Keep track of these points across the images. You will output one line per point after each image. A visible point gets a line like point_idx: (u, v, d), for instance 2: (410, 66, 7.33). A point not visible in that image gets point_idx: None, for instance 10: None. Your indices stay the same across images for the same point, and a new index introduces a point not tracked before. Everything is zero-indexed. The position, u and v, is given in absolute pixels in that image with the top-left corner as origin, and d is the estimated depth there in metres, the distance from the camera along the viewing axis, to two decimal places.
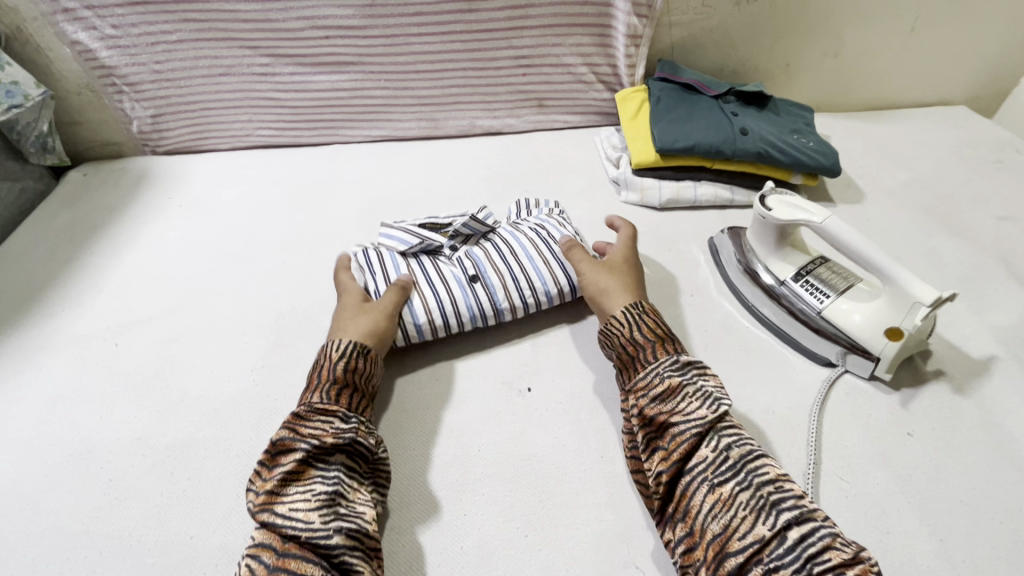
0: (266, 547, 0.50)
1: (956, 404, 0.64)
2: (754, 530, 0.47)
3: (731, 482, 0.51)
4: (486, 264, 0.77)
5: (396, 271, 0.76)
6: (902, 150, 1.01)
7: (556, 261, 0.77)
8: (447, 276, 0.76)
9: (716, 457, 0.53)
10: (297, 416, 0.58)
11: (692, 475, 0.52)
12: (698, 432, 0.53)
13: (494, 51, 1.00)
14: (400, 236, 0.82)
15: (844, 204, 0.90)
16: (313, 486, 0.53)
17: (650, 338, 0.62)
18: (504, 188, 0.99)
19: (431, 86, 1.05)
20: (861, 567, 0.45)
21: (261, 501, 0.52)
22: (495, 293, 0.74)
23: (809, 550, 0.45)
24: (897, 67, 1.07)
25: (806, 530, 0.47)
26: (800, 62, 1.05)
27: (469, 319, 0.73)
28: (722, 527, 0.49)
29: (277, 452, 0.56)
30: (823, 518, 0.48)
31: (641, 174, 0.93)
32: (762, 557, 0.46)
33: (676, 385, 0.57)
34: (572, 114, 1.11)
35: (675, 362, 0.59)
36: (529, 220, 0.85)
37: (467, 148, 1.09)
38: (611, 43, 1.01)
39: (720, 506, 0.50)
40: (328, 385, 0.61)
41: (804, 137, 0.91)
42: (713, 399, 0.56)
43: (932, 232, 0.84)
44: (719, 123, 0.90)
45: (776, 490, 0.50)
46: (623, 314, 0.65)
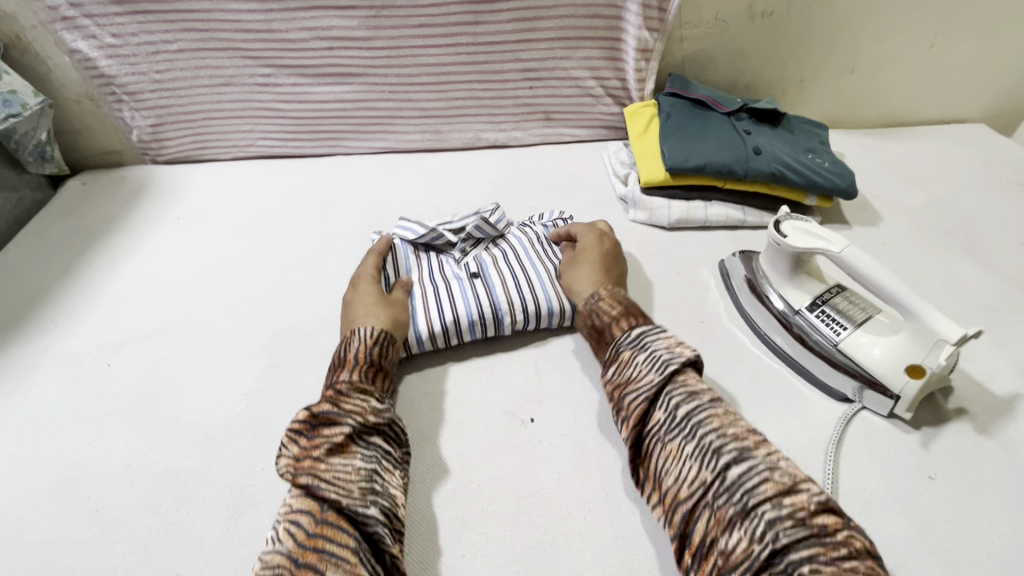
0: (303, 512, 0.50)
1: (979, 445, 0.61)
2: (698, 477, 0.49)
3: (677, 438, 0.52)
4: (490, 267, 0.78)
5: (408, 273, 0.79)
6: (920, 170, 0.98)
7: (560, 272, 0.77)
8: (450, 278, 0.78)
9: (667, 416, 0.54)
10: (338, 390, 0.59)
11: (649, 437, 0.54)
12: (645, 397, 0.55)
13: (501, 63, 0.98)
14: (414, 228, 0.83)
15: (860, 227, 0.87)
16: (353, 461, 0.54)
17: (611, 317, 0.65)
18: (509, 204, 0.96)
19: (435, 99, 1.03)
20: (799, 497, 0.45)
21: (304, 465, 0.53)
22: (494, 290, 0.74)
23: (747, 486, 0.46)
24: (914, 84, 1.04)
25: (745, 469, 0.47)
26: (815, 77, 1.02)
27: (468, 322, 0.72)
28: (674, 479, 0.50)
29: (320, 422, 0.55)
30: (766, 455, 0.48)
31: (649, 193, 0.91)
32: (708, 501, 0.47)
33: (627, 357, 0.59)
34: (579, 127, 1.08)
35: (629, 336, 0.62)
36: (538, 224, 0.87)
37: (472, 162, 1.07)
38: (620, 57, 0.98)
39: (671, 461, 0.51)
40: (367, 366, 0.62)
41: (820, 158, 0.88)
42: (661, 361, 0.57)
43: (952, 259, 0.81)
44: (732, 141, 0.87)
45: (719, 436, 0.50)
46: (585, 305, 0.69)
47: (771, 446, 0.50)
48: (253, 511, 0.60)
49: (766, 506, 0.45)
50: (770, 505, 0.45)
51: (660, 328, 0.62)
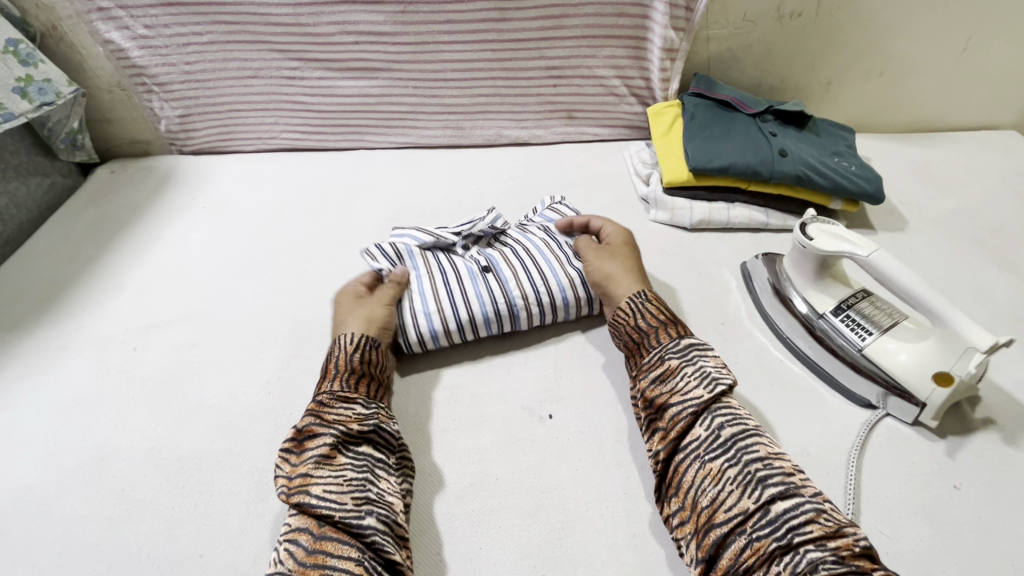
0: (302, 530, 0.50)
1: (1007, 456, 0.59)
2: (739, 503, 0.48)
3: (721, 459, 0.51)
4: (499, 260, 0.78)
5: (410, 266, 0.77)
6: (949, 177, 0.96)
7: (572, 266, 0.77)
8: (459, 271, 0.77)
9: (709, 436, 0.53)
10: (320, 403, 0.59)
11: (686, 453, 0.53)
12: (691, 409, 0.55)
13: (525, 60, 0.98)
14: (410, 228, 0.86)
15: (886, 232, 0.86)
16: (343, 471, 0.54)
17: (658, 322, 0.64)
18: (529, 201, 0.96)
19: (459, 95, 1.03)
20: (844, 539, 0.45)
21: (296, 484, 0.53)
22: (508, 284, 0.75)
23: (791, 521, 0.46)
24: (943, 89, 1.03)
25: (790, 504, 0.47)
26: (843, 80, 1.01)
27: (483, 318, 0.72)
28: (710, 500, 0.50)
29: (304, 437, 0.57)
30: (811, 494, 0.48)
31: (671, 193, 0.90)
32: (746, 528, 0.47)
33: (674, 367, 0.58)
34: (601, 126, 1.08)
35: (677, 345, 0.61)
36: (534, 218, 0.88)
37: (493, 158, 1.07)
38: (645, 56, 0.98)
39: (710, 481, 0.50)
40: (347, 374, 0.62)
41: (846, 161, 0.87)
42: (711, 378, 0.57)
43: (981, 266, 0.79)
44: (757, 143, 0.86)
45: (765, 467, 0.50)
46: (627, 304, 0.67)
47: (813, 484, 0.50)
48: (274, 496, 0.61)
49: (810, 545, 0.44)
50: (814, 544, 0.44)
51: (707, 347, 0.62)
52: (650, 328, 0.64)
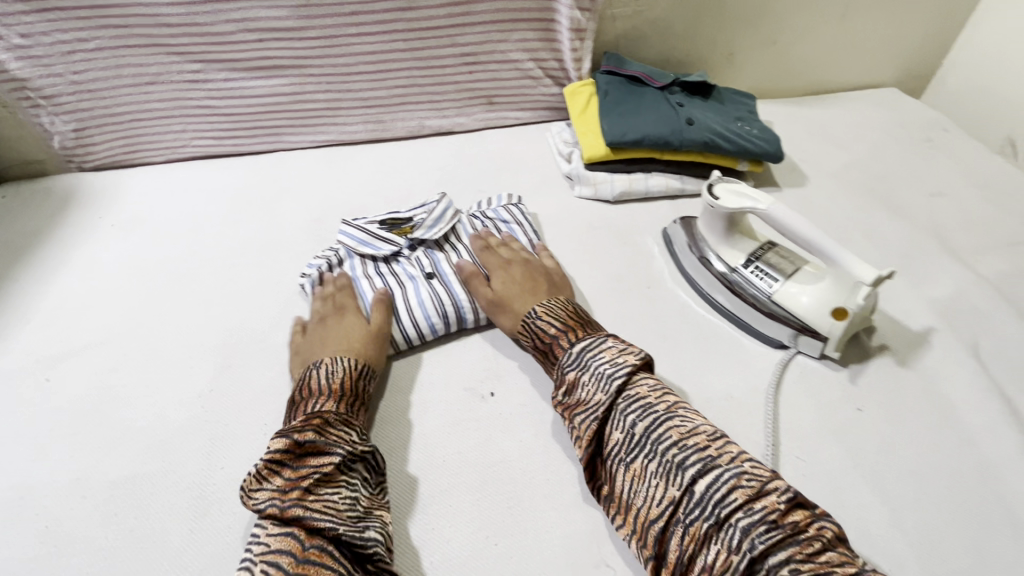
0: (284, 553, 0.48)
1: (899, 376, 0.66)
2: (667, 494, 0.50)
3: (640, 457, 0.53)
4: (444, 265, 0.79)
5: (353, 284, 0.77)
6: (841, 132, 1.04)
7: None
8: (403, 279, 0.77)
9: (625, 436, 0.55)
10: (325, 419, 0.57)
11: (610, 458, 0.56)
12: (596, 418, 0.57)
13: (438, 49, 0.98)
14: (356, 232, 0.82)
15: (789, 188, 0.92)
16: (342, 490, 0.54)
17: (553, 335, 0.65)
18: (457, 187, 0.97)
19: (375, 87, 1.02)
20: (768, 499, 0.48)
21: (291, 499, 0.51)
22: (452, 287, 0.75)
23: (716, 496, 0.48)
24: (830, 53, 1.11)
25: (711, 479, 0.50)
26: (743, 50, 1.07)
27: (428, 324, 0.72)
28: (643, 499, 0.52)
29: (307, 452, 0.55)
30: (729, 461, 0.51)
31: (592, 168, 0.93)
32: (679, 517, 0.49)
33: (573, 379, 0.60)
34: (522, 110, 1.10)
35: (570, 356, 0.62)
36: (487, 213, 0.87)
37: (418, 150, 1.06)
38: (555, 37, 1.00)
39: (637, 480, 0.53)
40: (347, 397, 0.61)
41: (748, 125, 0.93)
42: (607, 378, 0.58)
43: (870, 212, 0.87)
44: (665, 114, 0.90)
45: (682, 450, 0.52)
46: (523, 326, 0.68)
47: (730, 448, 0.52)
48: (215, 510, 0.59)
49: (738, 515, 0.47)
50: (742, 512, 0.47)
51: (603, 342, 0.63)
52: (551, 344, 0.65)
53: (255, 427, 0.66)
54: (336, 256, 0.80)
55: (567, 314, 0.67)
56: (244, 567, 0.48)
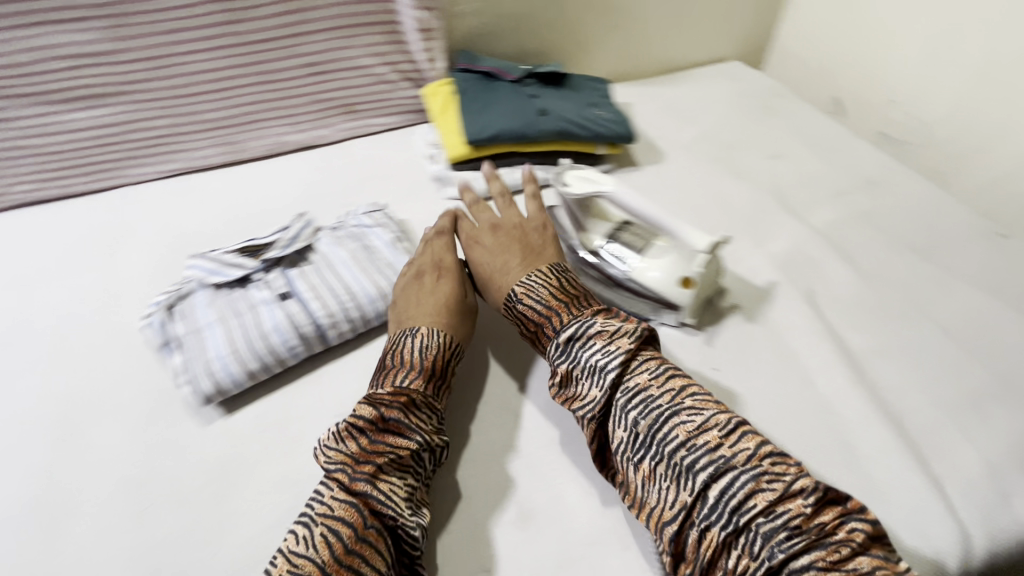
0: (346, 523, 0.50)
1: (748, 332, 0.71)
2: (679, 498, 0.51)
3: (647, 459, 0.54)
4: (298, 279, 0.72)
5: (200, 316, 0.70)
6: (691, 107, 1.10)
7: (381, 274, 0.75)
8: (254, 303, 0.70)
9: (630, 435, 0.55)
10: (410, 398, 0.58)
11: (617, 455, 0.57)
12: (595, 415, 0.57)
13: (281, 61, 0.94)
14: (207, 265, 0.75)
15: (647, 166, 0.96)
16: (408, 478, 0.55)
17: (541, 319, 0.64)
18: (321, 201, 0.92)
19: (219, 107, 0.95)
20: (794, 502, 0.48)
21: (364, 471, 0.53)
22: (308, 304, 0.70)
23: (732, 503, 0.49)
24: (673, 34, 1.17)
25: (726, 483, 0.50)
26: (592, 37, 1.10)
27: (284, 346, 0.67)
28: (656, 500, 0.53)
29: (384, 429, 0.56)
30: (746, 462, 0.50)
31: (458, 168, 0.93)
32: (694, 520, 0.50)
33: (564, 373, 0.60)
34: (386, 115, 1.06)
35: (557, 348, 0.61)
36: (349, 224, 0.83)
37: (279, 168, 0.99)
38: (403, 39, 0.99)
39: (647, 481, 0.54)
40: (432, 377, 0.61)
41: (601, 110, 0.95)
42: (598, 373, 0.58)
43: (719, 179, 0.93)
44: (519, 107, 0.91)
45: (691, 451, 0.52)
46: (506, 311, 0.67)
47: (746, 446, 0.51)
48: None
49: (759, 520, 0.48)
50: (763, 518, 0.48)
51: (591, 325, 0.61)
52: (537, 329, 0.65)
53: (101, 497, 0.59)
54: (182, 290, 0.73)
55: (551, 291, 0.65)
56: (301, 522, 0.51)
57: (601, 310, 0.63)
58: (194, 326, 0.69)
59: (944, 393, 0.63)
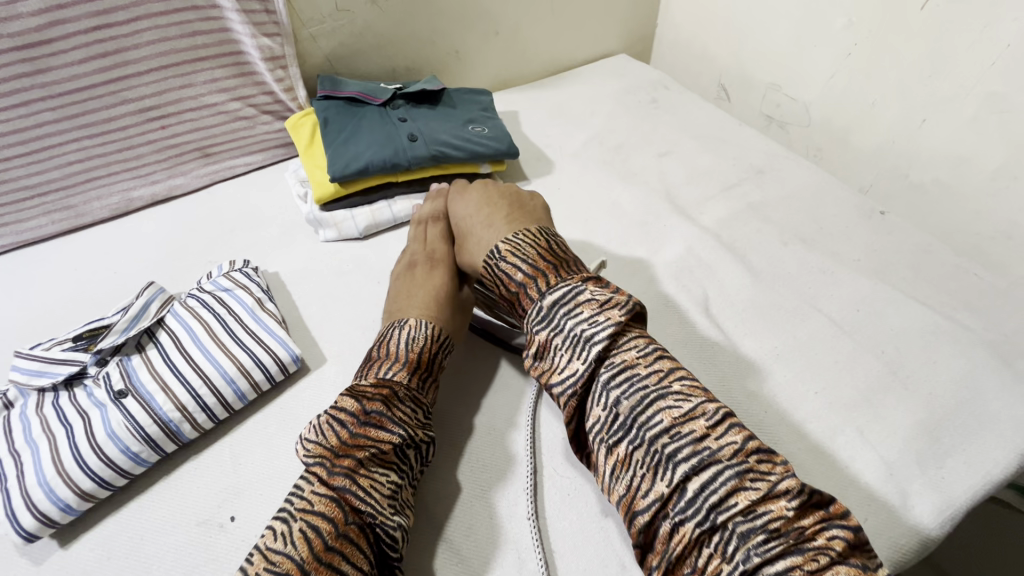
0: (326, 520, 0.47)
1: None
2: (654, 488, 0.46)
3: (624, 442, 0.48)
4: (140, 371, 0.63)
5: (19, 433, 0.59)
6: (579, 110, 1.06)
7: (240, 346, 0.66)
8: (87, 406, 0.61)
9: (608, 416, 0.50)
10: (393, 391, 0.56)
11: (592, 436, 0.51)
12: (575, 392, 0.52)
13: (107, 109, 0.82)
14: (28, 365, 0.63)
15: (536, 179, 0.91)
16: (390, 475, 0.52)
17: (520, 284, 0.59)
18: (179, 263, 0.81)
19: (38, 172, 0.81)
20: (776, 503, 0.42)
21: (343, 466, 0.50)
22: (153, 399, 0.60)
23: (711, 500, 0.43)
24: (551, 34, 1.12)
25: (707, 477, 0.44)
26: (467, 46, 1.04)
27: (126, 456, 0.57)
28: (626, 487, 0.48)
29: (366, 422, 0.53)
30: (730, 455, 0.44)
31: (330, 208, 0.84)
32: (667, 512, 0.45)
33: (545, 342, 0.54)
34: (250, 154, 0.96)
35: (539, 311, 0.56)
36: (204, 288, 0.73)
37: (128, 229, 0.87)
38: (251, 70, 0.89)
39: (619, 467, 0.48)
40: (415, 372, 0.59)
41: (479, 126, 0.90)
42: (584, 343, 0.52)
43: (610, 186, 0.89)
44: (388, 134, 0.84)
45: (674, 438, 0.46)
46: (487, 270, 0.63)
47: (733, 437, 0.45)
48: None
49: (737, 520, 0.42)
50: (741, 517, 0.42)
51: (581, 293, 0.55)
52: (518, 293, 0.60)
53: None
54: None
55: (538, 253, 0.60)
56: (280, 518, 0.48)
57: (590, 278, 0.57)
58: (11, 446, 0.58)
59: (838, 394, 0.61)
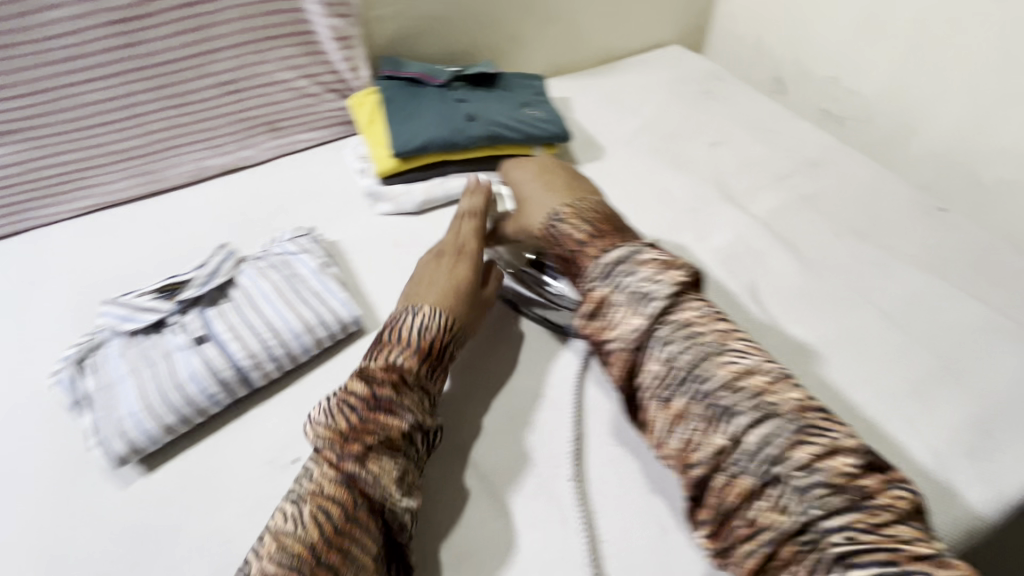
0: (335, 505, 0.49)
1: None
2: (711, 442, 0.49)
3: (681, 397, 0.52)
4: (216, 321, 0.68)
5: (110, 370, 0.65)
6: (630, 98, 1.07)
7: (306, 304, 0.70)
8: (168, 350, 0.66)
9: (665, 370, 0.53)
10: (401, 377, 0.56)
11: (646, 392, 0.54)
12: (633, 346, 0.55)
13: (188, 81, 0.88)
14: (118, 310, 0.70)
15: (587, 163, 0.93)
16: (399, 458, 0.53)
17: (580, 244, 0.63)
18: (248, 229, 0.86)
19: (126, 137, 0.88)
20: (837, 460, 0.46)
21: (352, 451, 0.51)
22: (227, 346, 0.66)
23: (770, 453, 0.47)
24: (606, 23, 1.14)
25: (767, 431, 0.48)
26: (523, 32, 1.06)
27: (203, 395, 0.63)
28: (681, 441, 0.51)
29: (375, 407, 0.53)
30: (790, 412, 0.49)
31: (389, 182, 0.88)
32: (724, 465, 0.49)
33: (603, 297, 0.57)
34: (314, 130, 1.00)
35: (600, 268, 0.59)
36: (272, 251, 0.78)
37: (201, 198, 0.92)
38: (320, 49, 0.94)
39: (675, 422, 0.52)
40: (426, 359, 0.59)
41: (533, 109, 0.92)
42: (644, 300, 0.55)
43: (661, 173, 0.90)
44: (447, 113, 0.87)
45: (733, 394, 0.50)
46: (546, 231, 0.67)
47: (792, 396, 0.50)
48: None
49: (796, 473, 0.46)
50: (801, 471, 0.46)
51: (641, 255, 0.59)
52: (576, 253, 0.63)
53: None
54: (91, 341, 0.69)
55: (598, 220, 0.64)
56: (288, 504, 0.50)
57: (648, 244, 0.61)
58: (102, 381, 0.64)
59: (888, 383, 0.62)
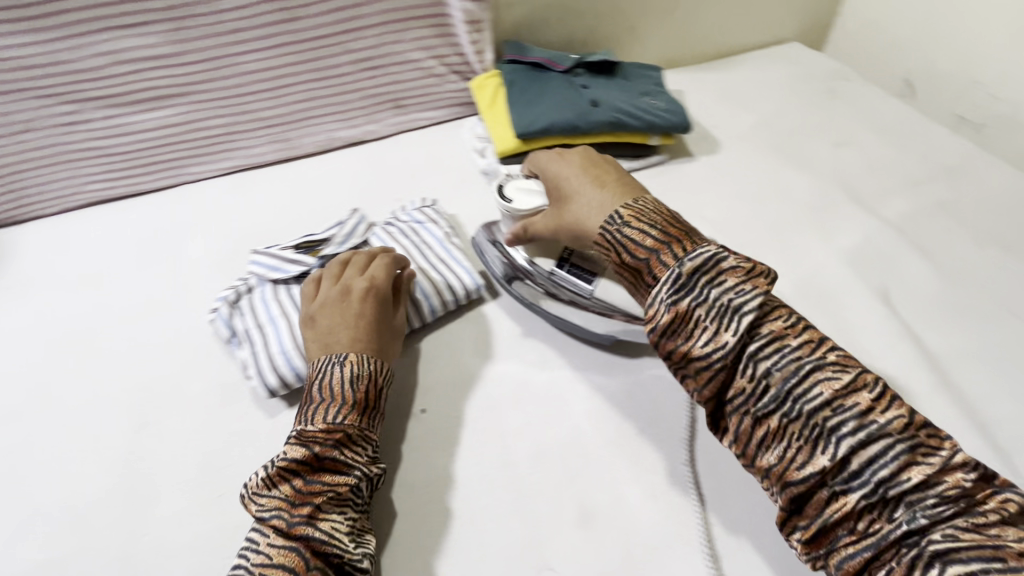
0: (286, 571, 0.49)
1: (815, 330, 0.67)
2: (812, 459, 0.46)
3: (778, 413, 0.48)
4: None
5: (263, 311, 0.72)
6: (748, 94, 1.05)
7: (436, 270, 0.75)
8: None
9: (757, 386, 0.49)
10: (344, 434, 0.56)
11: (733, 407, 0.50)
12: (723, 364, 0.50)
13: (331, 56, 0.94)
14: (265, 261, 0.77)
15: (702, 156, 0.93)
16: (347, 513, 0.54)
17: (650, 251, 0.55)
18: (374, 197, 0.93)
19: (272, 105, 0.97)
20: (952, 475, 0.44)
21: (301, 513, 0.52)
22: None
23: (881, 472, 0.45)
24: (727, 16, 1.12)
25: (878, 449, 0.45)
26: (643, 22, 1.07)
27: None
28: (777, 457, 0.48)
29: (309, 468, 0.54)
30: (898, 429, 0.45)
31: (507, 162, 0.92)
32: (827, 481, 0.46)
33: (684, 311, 0.51)
34: (433, 109, 1.06)
35: (678, 278, 0.52)
36: (401, 218, 0.83)
37: (331, 164, 1.00)
38: (451, 32, 0.98)
39: (772, 438, 0.49)
40: (360, 414, 0.59)
41: (654, 99, 0.92)
42: (732, 314, 0.50)
43: (781, 170, 0.88)
44: (572, 98, 0.89)
45: (837, 412, 0.46)
46: (603, 238, 0.59)
47: (898, 412, 0.46)
48: None
49: (909, 492, 0.44)
50: (914, 490, 0.44)
51: (722, 260, 0.53)
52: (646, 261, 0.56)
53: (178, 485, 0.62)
54: (244, 286, 0.76)
55: (663, 221, 0.57)
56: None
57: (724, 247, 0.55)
58: (257, 320, 0.71)
59: None
